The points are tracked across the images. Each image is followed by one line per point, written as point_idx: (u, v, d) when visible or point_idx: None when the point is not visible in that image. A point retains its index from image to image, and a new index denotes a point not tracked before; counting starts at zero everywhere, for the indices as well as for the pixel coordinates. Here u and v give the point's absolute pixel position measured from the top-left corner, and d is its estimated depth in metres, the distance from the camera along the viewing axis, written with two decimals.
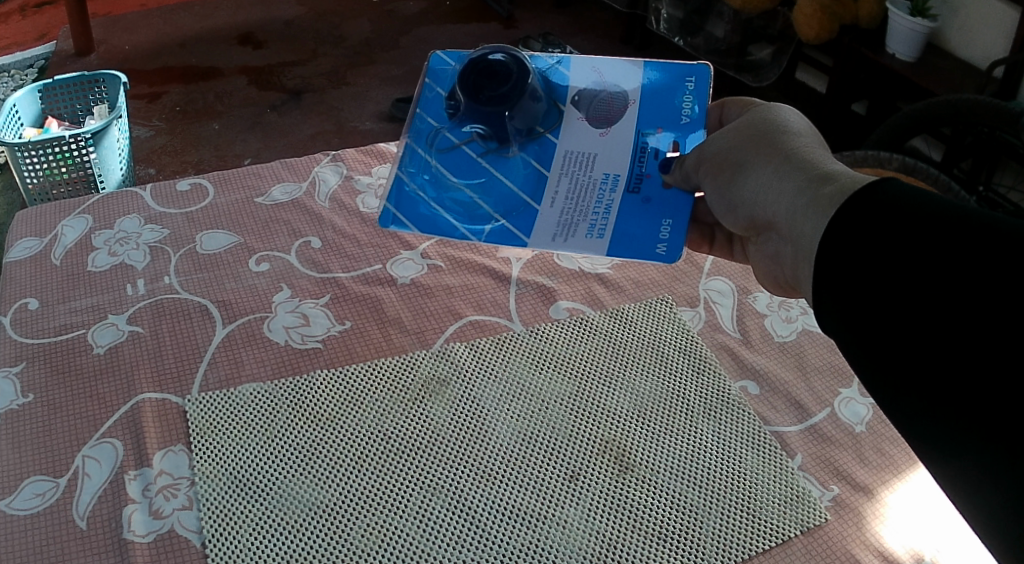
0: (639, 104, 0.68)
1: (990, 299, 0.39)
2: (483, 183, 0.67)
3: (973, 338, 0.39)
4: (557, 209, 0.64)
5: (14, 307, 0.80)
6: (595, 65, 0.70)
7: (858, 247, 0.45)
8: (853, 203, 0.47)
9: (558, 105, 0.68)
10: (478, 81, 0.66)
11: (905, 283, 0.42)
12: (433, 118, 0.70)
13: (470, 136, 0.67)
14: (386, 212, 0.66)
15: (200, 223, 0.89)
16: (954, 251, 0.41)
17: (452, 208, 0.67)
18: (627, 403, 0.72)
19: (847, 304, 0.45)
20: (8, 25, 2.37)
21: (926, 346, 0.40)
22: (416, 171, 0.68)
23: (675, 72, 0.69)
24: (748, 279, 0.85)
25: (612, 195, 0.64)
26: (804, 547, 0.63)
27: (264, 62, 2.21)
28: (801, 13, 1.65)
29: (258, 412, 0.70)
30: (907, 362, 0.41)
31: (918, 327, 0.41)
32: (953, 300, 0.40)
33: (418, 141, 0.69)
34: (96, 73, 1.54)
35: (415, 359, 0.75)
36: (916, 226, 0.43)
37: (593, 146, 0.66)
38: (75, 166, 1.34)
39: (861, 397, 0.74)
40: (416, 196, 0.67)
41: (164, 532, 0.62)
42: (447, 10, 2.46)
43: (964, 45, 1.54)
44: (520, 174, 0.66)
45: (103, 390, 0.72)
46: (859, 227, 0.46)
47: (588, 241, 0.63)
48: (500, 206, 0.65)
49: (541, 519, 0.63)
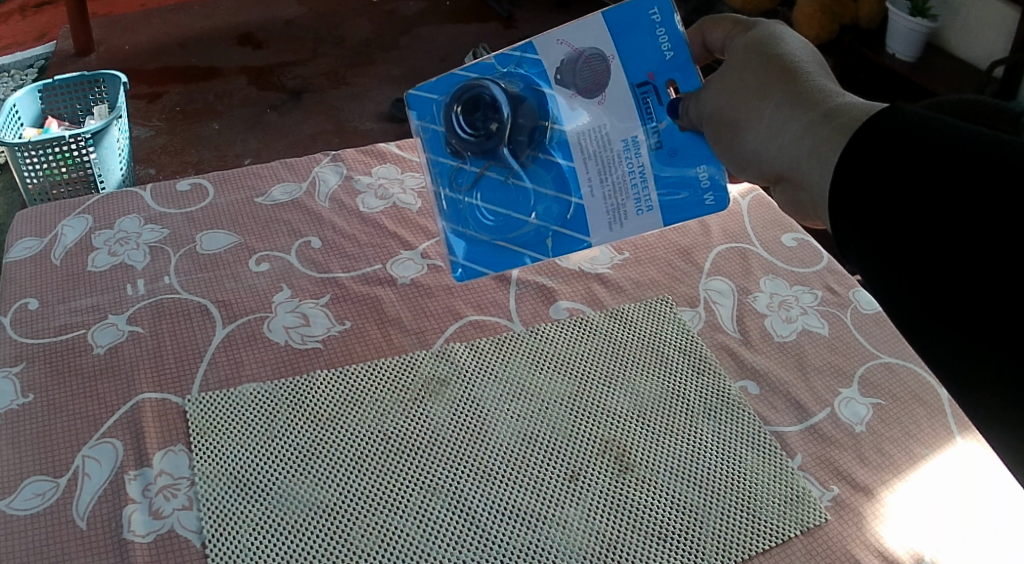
0: (621, 61, 0.62)
1: (1009, 226, 0.40)
2: (524, 199, 0.65)
3: (993, 265, 0.40)
4: (600, 197, 0.63)
5: (14, 307, 0.80)
6: (558, 34, 0.62)
7: (870, 183, 0.45)
8: (862, 137, 0.47)
9: (543, 91, 0.63)
10: (469, 115, 0.62)
11: (923, 215, 0.43)
12: (443, 157, 0.65)
13: (488, 163, 0.64)
14: (455, 266, 0.67)
15: (200, 223, 0.89)
16: (968, 180, 0.42)
17: (516, 239, 0.66)
18: (627, 403, 0.72)
19: (866, 240, 0.45)
20: (8, 25, 2.37)
21: (949, 274, 0.41)
22: (460, 217, 0.66)
23: (633, 9, 0.62)
24: (748, 279, 0.85)
25: (640, 160, 0.62)
26: (804, 547, 0.63)
27: (264, 62, 2.21)
28: (801, 13, 1.61)
29: (258, 412, 0.70)
30: (919, 271, 0.43)
31: (940, 257, 0.42)
32: (971, 228, 0.41)
33: (444, 184, 0.66)
34: (96, 74, 1.54)
35: (415, 359, 0.75)
36: (928, 157, 0.43)
37: (598, 118, 0.62)
38: (75, 166, 1.34)
39: (861, 397, 0.74)
40: (475, 239, 0.67)
41: (163, 532, 0.62)
42: (448, 10, 2.46)
43: (964, 45, 1.54)
44: (551, 180, 0.64)
45: (103, 390, 0.72)
46: (870, 163, 0.46)
47: (641, 217, 0.63)
48: (552, 218, 0.65)
49: (541, 519, 0.63)
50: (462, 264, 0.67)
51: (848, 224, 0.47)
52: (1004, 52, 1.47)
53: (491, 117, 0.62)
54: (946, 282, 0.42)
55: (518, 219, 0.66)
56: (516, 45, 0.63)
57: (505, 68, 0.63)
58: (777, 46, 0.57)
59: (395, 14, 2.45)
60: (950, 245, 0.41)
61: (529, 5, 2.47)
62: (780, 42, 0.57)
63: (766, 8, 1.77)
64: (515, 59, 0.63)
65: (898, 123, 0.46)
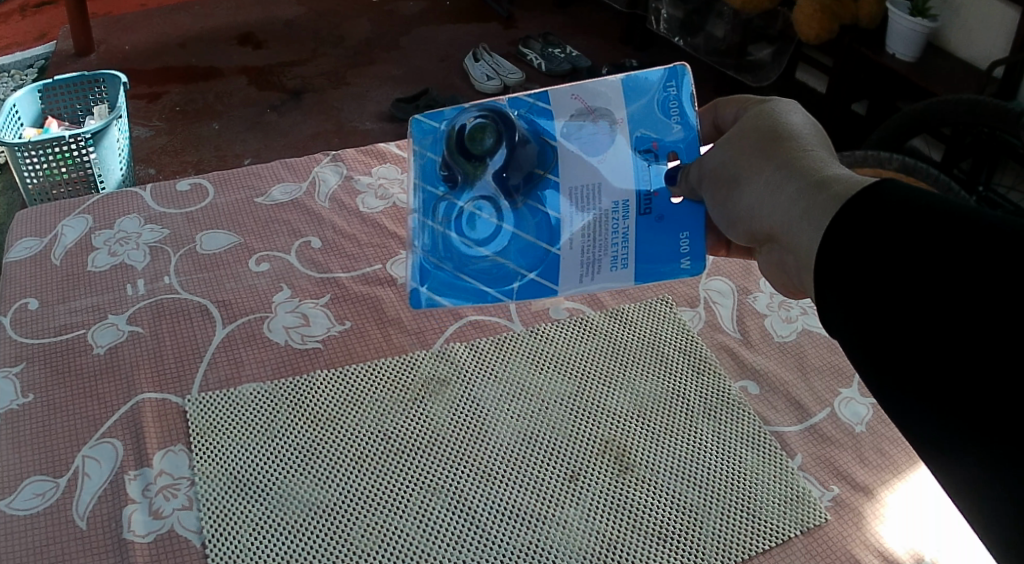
0: (629, 124, 0.59)
1: (1001, 305, 0.36)
2: (500, 239, 0.59)
3: (985, 346, 0.37)
4: (578, 249, 0.57)
5: (14, 307, 0.80)
6: (574, 88, 0.59)
7: (857, 251, 0.43)
8: (855, 207, 0.45)
9: (548, 141, 0.59)
10: (467, 146, 0.59)
11: (906, 287, 0.40)
12: (432, 186, 0.61)
13: (476, 199, 0.60)
14: (415, 293, 0.60)
15: (201, 223, 0.89)
16: (957, 259, 0.39)
17: (485, 277, 0.60)
18: (627, 403, 0.72)
19: (862, 314, 0.42)
20: (8, 25, 2.37)
21: (936, 351, 0.38)
22: (432, 245, 0.60)
23: (653, 78, 0.60)
24: (748, 279, 0.85)
25: (627, 223, 0.57)
26: (804, 548, 0.63)
27: (265, 61, 2.22)
28: (801, 13, 1.65)
29: (257, 413, 0.70)
30: (909, 351, 0.40)
31: (925, 331, 0.39)
32: (963, 355, 0.37)
33: (425, 213, 0.61)
34: (95, 73, 1.54)
35: (415, 359, 0.75)
36: (918, 234, 0.41)
37: (594, 174, 0.57)
38: (75, 166, 1.34)
39: (861, 397, 0.74)
40: (438, 267, 0.60)
41: (164, 532, 0.62)
42: (447, 10, 2.47)
43: (963, 44, 1.54)
44: (532, 224, 0.58)
45: (103, 390, 0.72)
46: (858, 263, 0.43)
47: (615, 274, 0.58)
48: (525, 262, 0.59)
49: (541, 519, 0.63)
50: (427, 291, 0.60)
51: (831, 290, 0.44)
52: (1004, 52, 1.47)
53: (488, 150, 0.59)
54: (938, 374, 0.38)
55: (486, 256, 0.60)
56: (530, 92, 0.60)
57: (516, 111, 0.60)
58: (783, 117, 0.55)
59: (394, 14, 2.45)
60: (938, 321, 0.38)
61: (529, 5, 2.47)
62: (780, 116, 0.55)
63: (766, 8, 1.77)
64: (526, 104, 0.60)
65: (890, 194, 0.44)
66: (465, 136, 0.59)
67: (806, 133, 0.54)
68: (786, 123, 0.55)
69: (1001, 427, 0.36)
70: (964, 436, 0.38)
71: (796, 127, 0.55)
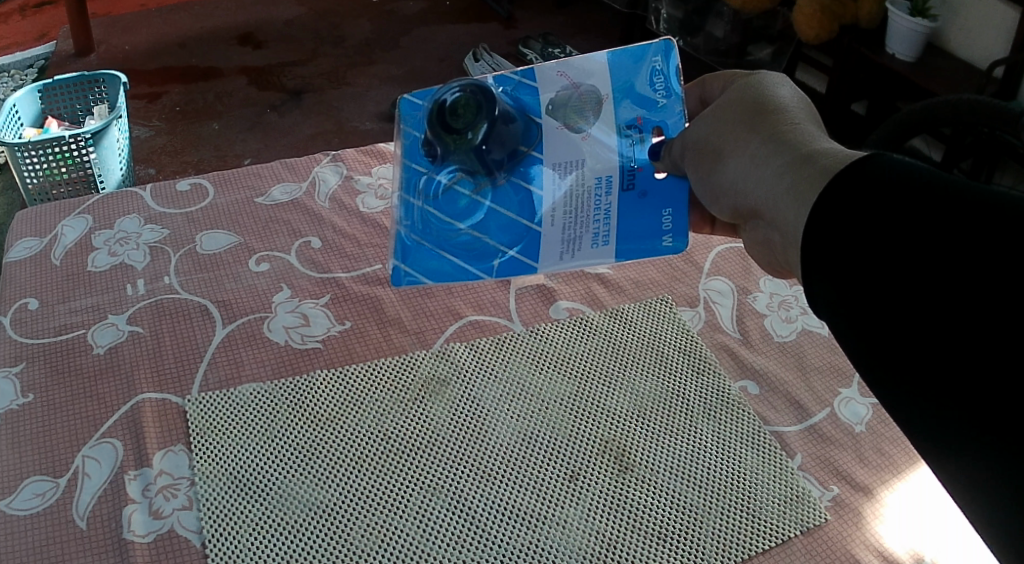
0: (616, 101, 0.59)
1: (996, 278, 0.37)
2: (479, 214, 0.60)
3: (979, 325, 0.37)
4: (559, 226, 0.58)
5: (14, 307, 0.80)
6: (560, 66, 0.59)
7: (850, 248, 0.43)
8: (847, 183, 0.45)
9: (534, 119, 0.59)
10: (448, 120, 0.59)
11: (901, 278, 0.40)
12: (418, 164, 0.62)
13: (457, 175, 0.60)
14: (396, 271, 0.62)
15: (200, 223, 0.89)
16: (958, 240, 0.38)
17: (466, 254, 0.61)
18: (627, 403, 0.72)
19: (857, 294, 0.42)
20: (8, 25, 2.38)
21: (930, 334, 0.38)
22: (416, 224, 0.62)
23: (638, 54, 0.60)
24: (748, 279, 0.85)
25: (609, 199, 0.58)
26: (804, 547, 0.63)
27: (267, 62, 2.22)
28: (801, 12, 1.65)
29: (258, 412, 0.70)
30: (904, 335, 0.40)
31: (916, 300, 0.39)
32: (963, 341, 0.37)
33: (408, 191, 0.63)
34: (95, 74, 1.54)
35: (415, 359, 0.75)
36: (915, 213, 0.40)
37: (579, 151, 0.58)
38: (75, 166, 1.34)
39: (861, 397, 0.74)
40: (420, 244, 0.62)
41: (163, 532, 0.62)
42: (448, 10, 2.47)
43: (963, 44, 1.54)
44: (514, 202, 0.59)
45: (103, 391, 0.72)
46: (852, 242, 0.42)
47: (596, 250, 0.59)
48: (506, 237, 0.60)
49: (541, 519, 0.63)
50: (399, 266, 0.62)
51: (821, 274, 0.44)
52: (1004, 52, 1.47)
53: (469, 122, 0.58)
54: (934, 358, 0.38)
55: (465, 231, 0.61)
56: (516, 69, 0.60)
57: (501, 88, 0.61)
58: (770, 90, 0.55)
59: (394, 14, 2.45)
60: (930, 288, 0.39)
61: (529, 5, 2.47)
62: (769, 90, 0.55)
63: (766, 8, 1.77)
64: (512, 82, 0.61)
65: (884, 170, 0.43)
66: (447, 111, 0.59)
67: (796, 106, 0.54)
68: (776, 98, 0.54)
69: (998, 416, 0.36)
70: (962, 429, 0.38)
71: (785, 100, 0.54)
